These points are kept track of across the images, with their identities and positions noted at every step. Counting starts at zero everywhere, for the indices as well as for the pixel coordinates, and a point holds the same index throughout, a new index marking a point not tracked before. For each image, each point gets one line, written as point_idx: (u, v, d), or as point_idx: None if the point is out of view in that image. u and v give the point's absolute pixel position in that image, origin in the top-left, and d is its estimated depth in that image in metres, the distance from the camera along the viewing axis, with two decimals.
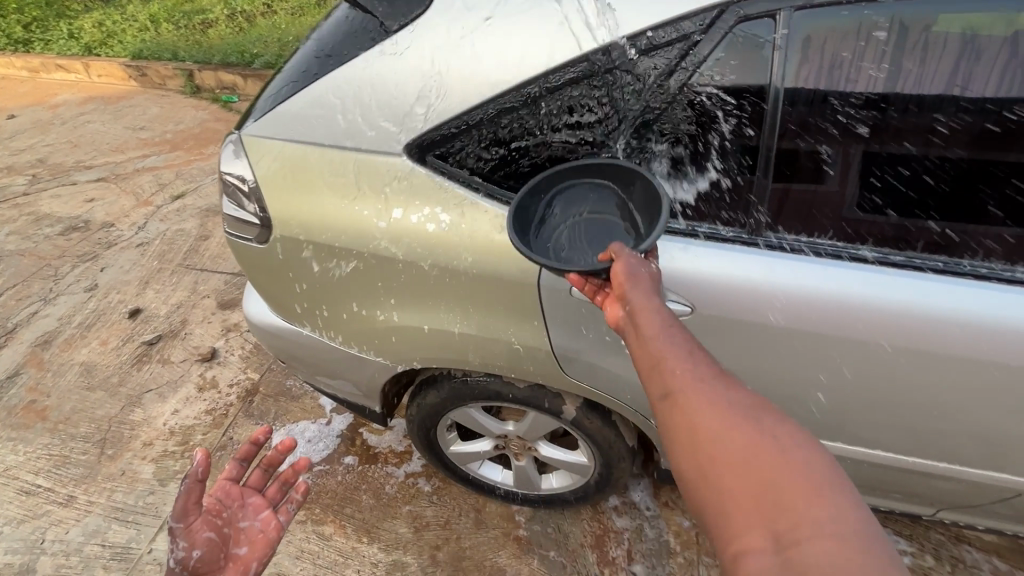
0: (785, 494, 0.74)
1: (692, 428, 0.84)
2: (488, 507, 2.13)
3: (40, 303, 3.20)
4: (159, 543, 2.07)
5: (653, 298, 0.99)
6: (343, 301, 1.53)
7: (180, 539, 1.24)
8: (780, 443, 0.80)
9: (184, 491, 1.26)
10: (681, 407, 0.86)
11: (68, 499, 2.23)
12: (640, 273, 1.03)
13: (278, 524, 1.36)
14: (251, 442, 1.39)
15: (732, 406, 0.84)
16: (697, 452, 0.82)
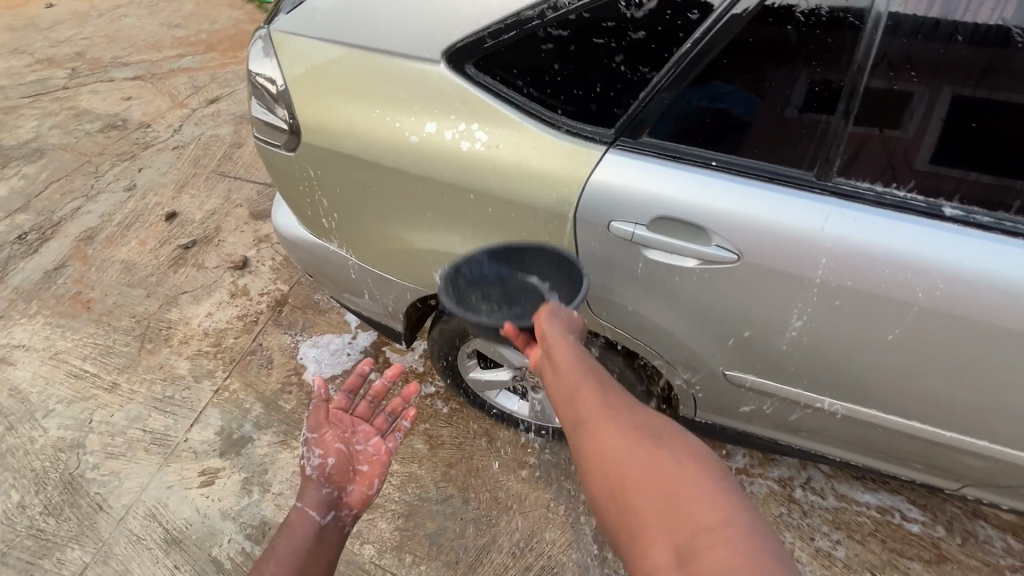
0: (683, 506, 0.77)
1: (602, 455, 0.89)
2: (502, 433, 2.18)
3: (83, 198, 3.28)
4: (194, 433, 2.21)
5: (572, 342, 1.07)
6: (371, 219, 1.48)
7: (315, 451, 1.34)
8: (677, 459, 0.84)
9: (314, 409, 1.41)
10: (596, 443, 0.91)
11: (113, 385, 2.38)
12: (563, 316, 1.13)
13: (388, 448, 1.40)
14: (357, 373, 1.48)
15: (640, 432, 0.90)
16: (610, 479, 0.86)
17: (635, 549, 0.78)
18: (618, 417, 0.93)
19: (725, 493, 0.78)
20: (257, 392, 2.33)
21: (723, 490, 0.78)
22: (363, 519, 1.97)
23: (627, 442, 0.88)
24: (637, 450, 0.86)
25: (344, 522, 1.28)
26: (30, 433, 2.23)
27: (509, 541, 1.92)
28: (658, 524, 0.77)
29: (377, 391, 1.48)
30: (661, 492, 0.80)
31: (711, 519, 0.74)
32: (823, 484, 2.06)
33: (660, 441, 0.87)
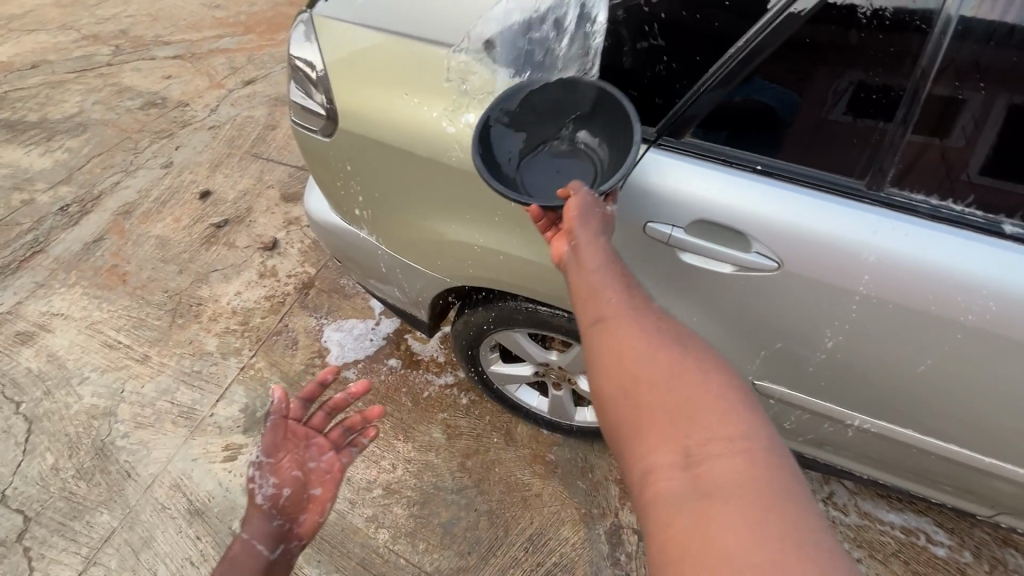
0: (699, 413, 0.77)
1: (619, 353, 0.86)
2: (519, 427, 2.18)
3: (122, 174, 3.37)
4: (220, 409, 2.26)
5: (603, 240, 1.03)
6: (403, 208, 1.48)
7: (268, 477, 1.17)
8: (700, 366, 0.82)
9: (270, 427, 1.24)
10: (612, 339, 0.88)
11: (145, 357, 2.45)
12: (592, 211, 1.06)
13: (343, 465, 1.27)
14: (319, 382, 1.32)
15: (661, 335, 0.87)
16: (622, 376, 0.84)
17: (636, 444, 0.78)
18: (640, 318, 0.90)
19: (740, 404, 0.78)
20: (281, 372, 2.38)
21: (739, 401, 0.78)
22: (379, 503, 2.00)
23: (647, 343, 0.86)
24: (657, 353, 0.84)
25: (292, 554, 1.13)
26: (65, 398, 2.31)
27: (522, 535, 1.93)
28: (669, 425, 0.76)
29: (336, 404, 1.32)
30: (678, 395, 0.79)
31: (726, 430, 0.74)
32: (846, 500, 2.01)
33: (680, 345, 0.85)
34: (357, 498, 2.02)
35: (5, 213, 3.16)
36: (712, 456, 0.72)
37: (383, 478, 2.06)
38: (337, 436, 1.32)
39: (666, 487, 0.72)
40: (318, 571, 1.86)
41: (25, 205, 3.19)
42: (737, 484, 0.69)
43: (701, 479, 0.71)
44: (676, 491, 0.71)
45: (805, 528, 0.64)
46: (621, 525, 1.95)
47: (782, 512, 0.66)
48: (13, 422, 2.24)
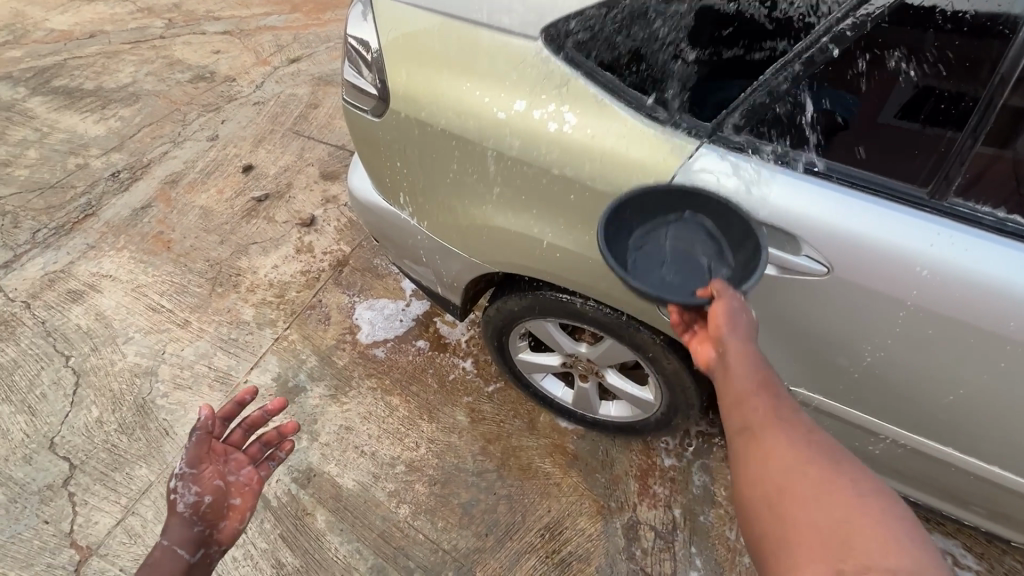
0: (855, 537, 0.75)
1: (768, 463, 0.88)
2: (542, 416, 2.20)
3: (170, 144, 3.48)
4: (254, 376, 2.34)
5: (751, 345, 1.03)
6: (447, 192, 1.49)
7: (190, 486, 1.22)
8: (860, 492, 0.80)
9: (195, 440, 1.28)
10: (760, 450, 0.91)
11: (185, 322, 2.54)
12: (740, 316, 1.06)
13: (262, 477, 1.34)
14: (237, 402, 1.40)
15: (814, 455, 0.87)
16: (768, 488, 0.86)
17: (782, 558, 0.78)
18: (793, 435, 0.91)
19: (905, 538, 0.75)
20: (313, 345, 2.44)
21: (903, 534, 0.75)
22: (401, 479, 2.05)
23: (798, 459, 0.87)
24: (808, 470, 0.85)
25: (210, 558, 1.19)
26: (111, 356, 2.42)
27: (539, 522, 1.95)
28: (820, 546, 0.75)
29: (255, 420, 1.40)
30: (831, 516, 0.79)
31: (886, 560, 0.72)
32: None
33: (836, 468, 0.85)
34: (380, 473, 2.07)
35: (61, 175, 3.30)
36: None
37: (407, 456, 2.11)
38: (254, 451, 1.39)
39: None
40: (341, 539, 1.92)
41: (79, 169, 3.33)
42: None
43: None
44: None
45: None
46: (638, 521, 1.95)
47: None
48: (62, 374, 2.35)
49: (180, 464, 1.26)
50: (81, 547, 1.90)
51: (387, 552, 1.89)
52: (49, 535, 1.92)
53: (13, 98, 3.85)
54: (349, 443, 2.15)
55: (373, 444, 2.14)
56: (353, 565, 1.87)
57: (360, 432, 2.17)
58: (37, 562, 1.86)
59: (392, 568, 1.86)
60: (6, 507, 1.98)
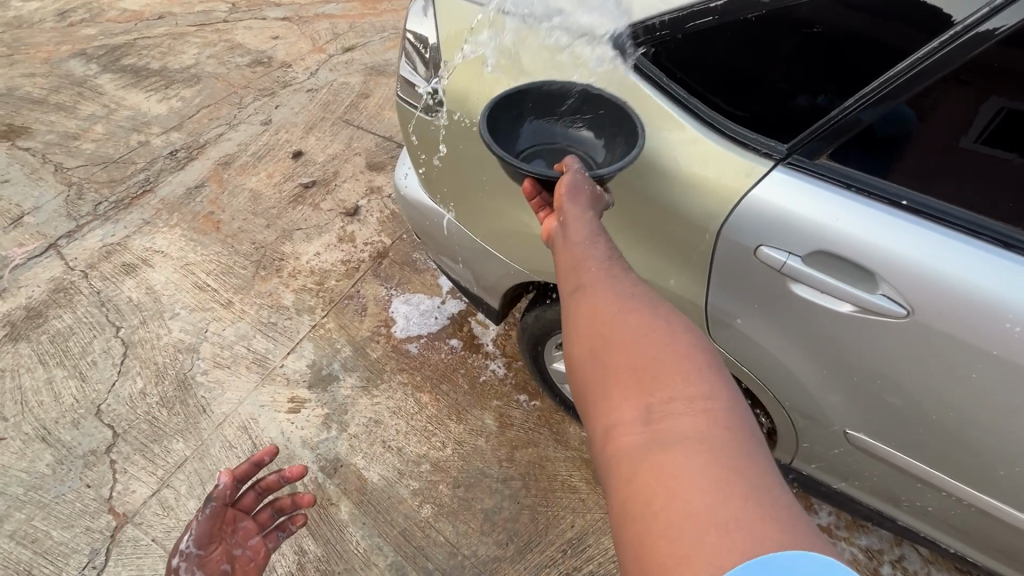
0: (661, 370, 0.75)
1: (594, 313, 0.86)
2: (571, 428, 2.15)
3: (226, 126, 3.58)
4: (289, 361, 2.38)
5: (589, 212, 1.01)
6: (496, 193, 1.45)
7: (195, 569, 1.29)
8: (669, 331, 0.80)
9: (205, 520, 1.34)
10: (590, 307, 0.86)
11: (228, 302, 2.61)
12: (578, 189, 1.05)
13: (268, 549, 1.38)
14: (254, 463, 1.44)
15: (638, 296, 0.86)
16: (596, 338, 0.83)
17: (597, 401, 0.78)
18: (622, 289, 0.88)
19: (702, 362, 0.76)
20: (348, 335, 2.46)
21: (700, 359, 0.77)
22: (426, 478, 2.04)
23: (622, 306, 0.85)
24: (634, 317, 0.82)
25: None
26: (157, 330, 2.50)
27: (561, 536, 1.91)
28: (633, 384, 0.75)
29: (269, 485, 1.46)
30: (643, 353, 0.78)
31: (688, 389, 0.73)
32: (918, 567, 1.82)
33: (659, 311, 0.83)
34: (405, 470, 2.06)
35: (124, 151, 3.43)
36: (673, 412, 0.71)
37: (432, 455, 2.10)
38: (265, 518, 1.45)
39: (624, 442, 0.71)
40: (362, 532, 1.92)
41: (141, 146, 3.46)
42: (694, 441, 0.67)
43: (662, 436, 0.69)
44: (637, 446, 0.69)
45: (759, 482, 0.64)
46: None
47: (740, 464, 0.65)
48: (112, 344, 2.45)
49: (189, 542, 1.33)
50: (118, 514, 1.96)
51: (407, 550, 1.88)
52: (91, 499, 1.99)
53: (85, 74, 4.04)
54: (377, 436, 2.15)
55: (400, 440, 2.14)
56: (372, 560, 1.87)
57: (388, 427, 2.18)
58: (77, 524, 1.93)
59: (411, 567, 1.85)
60: (53, 468, 2.07)
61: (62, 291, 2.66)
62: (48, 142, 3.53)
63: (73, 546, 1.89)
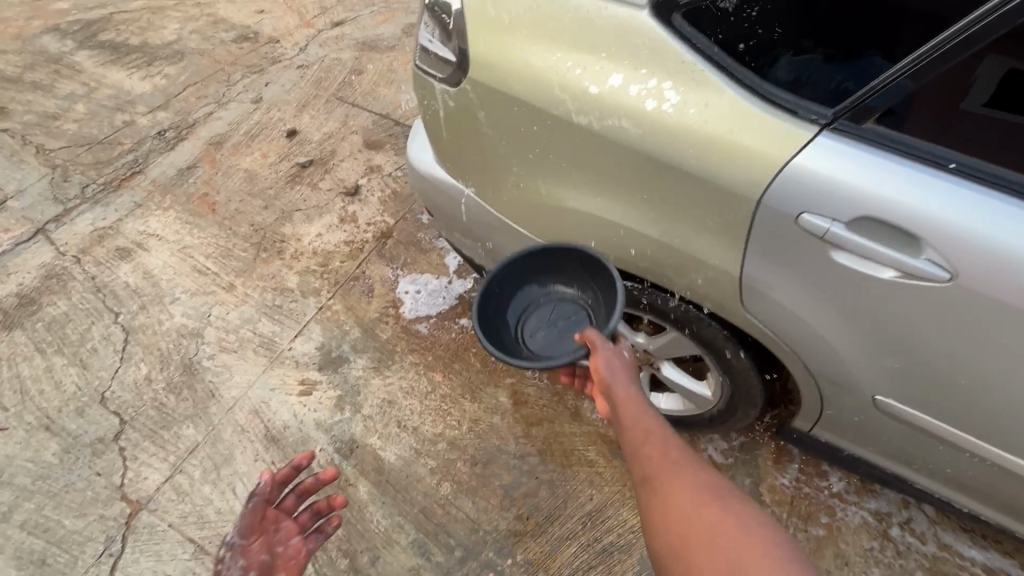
0: (745, 562, 0.87)
1: (667, 507, 0.99)
2: (584, 403, 2.15)
3: (214, 105, 3.45)
4: (298, 344, 2.34)
5: (634, 393, 1.18)
6: (521, 168, 1.41)
7: (237, 559, 1.28)
8: (741, 519, 0.93)
9: (247, 512, 1.33)
10: (664, 498, 1.00)
11: (230, 286, 2.55)
12: (617, 367, 1.21)
13: (309, 550, 1.33)
14: (293, 466, 1.39)
15: (701, 484, 1.00)
16: (675, 536, 0.96)
17: None
18: (687, 474, 1.02)
19: (778, 548, 0.88)
20: (356, 317, 2.43)
21: (776, 546, 0.89)
22: (443, 457, 2.03)
23: (691, 497, 0.98)
24: (704, 503, 0.96)
25: None
26: (158, 315, 2.44)
27: (580, 510, 1.92)
28: None
29: (308, 486, 1.41)
30: (724, 545, 0.89)
31: None
32: (924, 528, 1.87)
33: (724, 500, 0.96)
34: (422, 449, 2.06)
35: (108, 131, 3.30)
36: None
37: (448, 434, 2.09)
38: (305, 519, 1.39)
39: None
40: (382, 512, 1.92)
41: (126, 126, 3.33)
42: None
43: None
44: None
45: None
46: None
47: None
48: (111, 330, 2.38)
49: (233, 532, 1.33)
50: (132, 501, 1.93)
51: (428, 528, 1.89)
52: (102, 487, 1.95)
53: (60, 51, 3.85)
54: (391, 416, 2.14)
55: (415, 419, 2.13)
56: (395, 538, 1.87)
57: (402, 407, 2.16)
58: (90, 512, 1.90)
59: (434, 544, 1.86)
60: (59, 457, 2.02)
61: (55, 277, 2.57)
62: (27, 123, 3.37)
63: (88, 534, 1.86)
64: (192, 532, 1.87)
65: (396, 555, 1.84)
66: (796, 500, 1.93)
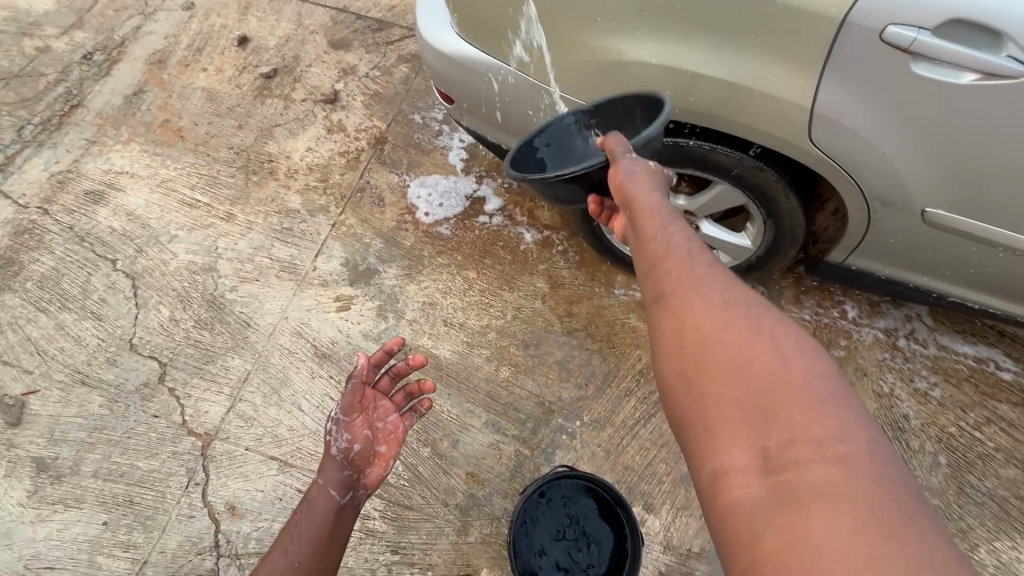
0: (779, 402, 0.76)
1: (688, 325, 0.90)
2: (619, 275, 2.22)
3: (140, 17, 2.98)
4: (321, 263, 2.28)
5: (654, 203, 1.14)
6: (578, 24, 1.37)
7: (343, 433, 1.51)
8: (775, 343, 0.83)
9: (348, 394, 1.54)
10: (682, 316, 0.93)
11: (229, 215, 2.39)
12: (637, 171, 1.19)
13: (405, 426, 1.58)
14: (386, 351, 1.62)
15: (730, 304, 0.91)
16: (692, 357, 0.87)
17: (702, 429, 0.81)
18: (709, 295, 0.93)
19: (818, 379, 0.78)
20: (374, 228, 2.35)
21: (818, 381, 0.78)
22: (495, 345, 2.11)
23: (716, 316, 0.89)
24: (723, 323, 0.87)
25: (358, 501, 1.44)
26: (160, 256, 2.29)
27: (632, 369, 2.05)
28: (743, 419, 0.77)
29: (400, 370, 1.62)
30: (753, 377, 0.79)
31: (815, 429, 0.72)
32: (925, 336, 2.08)
33: (756, 325, 0.86)
34: (474, 341, 2.12)
35: (23, 62, 2.82)
36: (799, 459, 0.71)
37: (495, 324, 2.15)
38: (400, 400, 1.62)
39: (738, 485, 0.73)
40: (450, 402, 2.01)
41: (42, 53, 2.85)
42: (828, 493, 0.67)
43: (784, 486, 0.70)
44: (755, 498, 0.71)
45: (915, 533, 0.63)
46: None
47: (878, 509, 0.64)
48: (114, 278, 2.24)
49: (338, 409, 1.54)
50: (200, 434, 1.95)
51: (497, 409, 2.00)
52: (164, 427, 1.96)
53: None
54: (435, 316, 2.17)
55: (460, 315, 2.17)
56: (468, 421, 1.98)
57: (444, 306, 2.19)
58: (161, 451, 1.91)
59: (506, 421, 1.98)
60: (108, 408, 1.98)
61: (25, 232, 2.32)
62: None
63: (167, 470, 1.88)
64: (271, 451, 1.92)
65: (474, 437, 1.95)
66: (819, 331, 2.10)
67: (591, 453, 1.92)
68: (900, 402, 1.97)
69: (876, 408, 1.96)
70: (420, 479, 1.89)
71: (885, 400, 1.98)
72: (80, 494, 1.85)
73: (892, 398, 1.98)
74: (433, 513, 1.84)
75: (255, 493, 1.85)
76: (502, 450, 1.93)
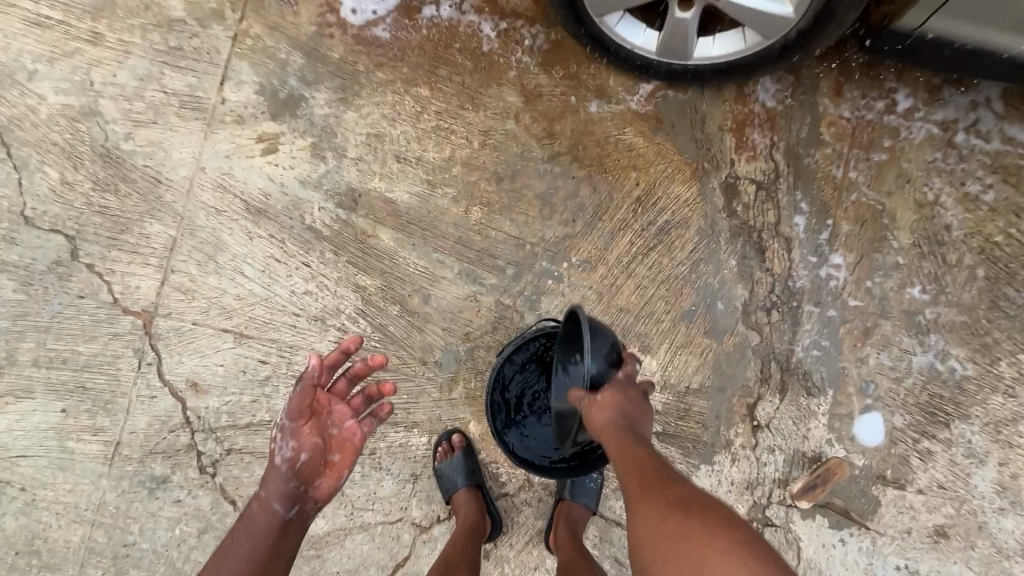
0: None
1: (647, 530, 1.01)
2: (612, 77, 1.72)
3: None
4: (230, 95, 1.77)
5: (626, 423, 1.19)
6: None
7: (288, 440, 1.38)
8: (709, 524, 0.96)
9: (297, 397, 1.38)
10: (642, 524, 1.03)
11: (95, 35, 1.79)
12: (605, 400, 1.22)
13: (364, 432, 1.43)
14: (342, 351, 1.40)
15: (679, 503, 1.02)
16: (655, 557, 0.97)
17: None
18: (666, 497, 1.04)
19: (749, 552, 0.90)
20: (289, 39, 1.78)
21: (746, 548, 0.91)
22: (462, 181, 1.73)
23: (666, 511, 1.01)
24: (672, 517, 0.99)
25: (304, 516, 1.35)
26: (24, 101, 1.78)
27: (628, 199, 1.70)
28: None
29: (358, 371, 1.40)
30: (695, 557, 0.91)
31: None
32: (991, 127, 1.67)
33: (692, 511, 1.00)
34: (435, 180, 1.74)
35: None
36: None
37: (460, 155, 1.74)
38: (359, 403, 1.44)
39: None
40: (416, 254, 1.72)
41: None
42: None
43: None
44: None
45: None
46: (738, 177, 1.69)
47: None
48: None
49: (285, 413, 1.40)
50: (139, 313, 1.71)
51: (470, 256, 1.72)
52: (96, 308, 1.72)
53: None
54: (385, 152, 1.75)
55: (415, 149, 1.75)
56: (439, 275, 1.71)
57: (395, 138, 1.75)
58: (100, 334, 1.70)
59: (482, 270, 1.71)
60: (25, 292, 1.72)
61: None
62: None
63: (113, 353, 1.70)
64: (222, 324, 1.71)
65: (446, 290, 1.71)
66: (859, 131, 1.69)
67: (582, 297, 1.69)
68: (944, 212, 1.66)
69: (914, 221, 1.66)
70: (392, 339, 1.70)
71: (927, 210, 1.66)
72: (28, 385, 1.70)
73: (935, 208, 1.66)
74: (411, 372, 1.69)
75: (215, 369, 1.69)
76: (480, 302, 1.71)
